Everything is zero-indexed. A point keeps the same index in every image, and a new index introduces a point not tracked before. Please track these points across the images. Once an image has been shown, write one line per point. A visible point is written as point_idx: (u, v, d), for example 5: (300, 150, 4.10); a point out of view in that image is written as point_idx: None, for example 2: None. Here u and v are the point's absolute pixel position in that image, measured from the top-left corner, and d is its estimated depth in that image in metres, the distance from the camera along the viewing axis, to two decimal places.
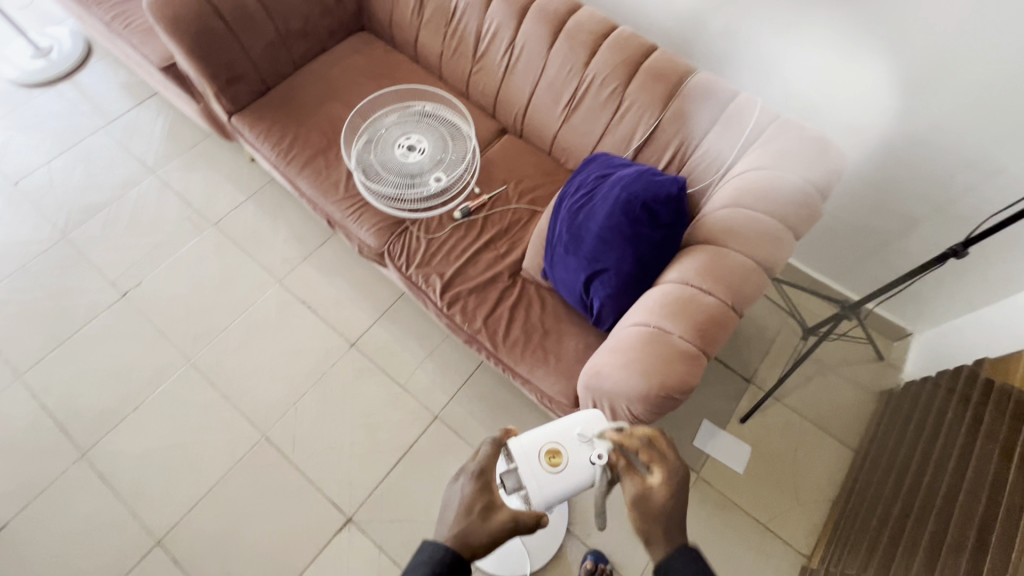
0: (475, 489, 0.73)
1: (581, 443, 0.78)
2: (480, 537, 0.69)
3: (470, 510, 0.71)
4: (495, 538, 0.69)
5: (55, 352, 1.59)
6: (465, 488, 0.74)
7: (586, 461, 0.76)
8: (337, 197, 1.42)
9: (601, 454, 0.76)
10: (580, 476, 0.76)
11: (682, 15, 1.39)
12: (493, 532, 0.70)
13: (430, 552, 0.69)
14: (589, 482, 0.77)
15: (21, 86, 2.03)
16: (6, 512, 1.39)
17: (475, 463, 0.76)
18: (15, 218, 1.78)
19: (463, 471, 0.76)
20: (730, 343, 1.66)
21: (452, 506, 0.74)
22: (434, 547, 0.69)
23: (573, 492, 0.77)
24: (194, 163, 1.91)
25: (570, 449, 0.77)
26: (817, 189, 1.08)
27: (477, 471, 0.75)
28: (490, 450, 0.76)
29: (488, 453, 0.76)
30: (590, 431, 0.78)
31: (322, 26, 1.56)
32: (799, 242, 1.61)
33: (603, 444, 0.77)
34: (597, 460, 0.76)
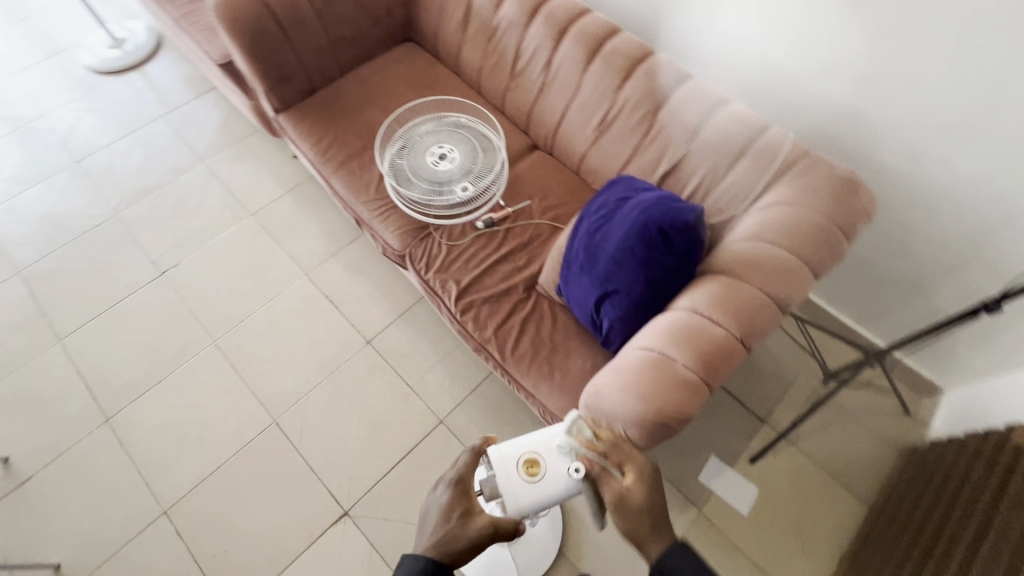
0: (454, 497, 0.78)
1: (559, 455, 0.82)
2: (460, 542, 0.73)
3: (448, 518, 0.76)
4: (476, 543, 0.74)
5: (94, 320, 1.69)
6: (443, 498, 0.78)
7: (563, 472, 0.81)
8: (367, 198, 1.48)
9: (576, 466, 0.80)
10: (556, 487, 0.81)
11: (721, 45, 1.39)
12: (473, 538, 0.74)
13: (412, 565, 0.72)
14: (567, 492, 0.82)
15: (95, 73, 2.19)
16: (31, 465, 1.47)
17: (453, 472, 0.80)
18: (75, 192, 1.91)
19: (443, 480, 0.81)
20: (747, 379, 1.62)
21: (431, 515, 0.78)
22: (416, 559, 0.72)
23: (550, 500, 0.82)
24: (241, 155, 2.01)
25: (548, 459, 0.82)
26: (841, 230, 1.07)
27: (455, 480, 0.79)
28: (468, 459, 0.81)
29: (467, 462, 0.81)
30: (568, 442, 0.82)
31: (370, 36, 1.64)
32: (826, 282, 1.57)
33: (579, 459, 0.81)
34: (573, 472, 0.80)
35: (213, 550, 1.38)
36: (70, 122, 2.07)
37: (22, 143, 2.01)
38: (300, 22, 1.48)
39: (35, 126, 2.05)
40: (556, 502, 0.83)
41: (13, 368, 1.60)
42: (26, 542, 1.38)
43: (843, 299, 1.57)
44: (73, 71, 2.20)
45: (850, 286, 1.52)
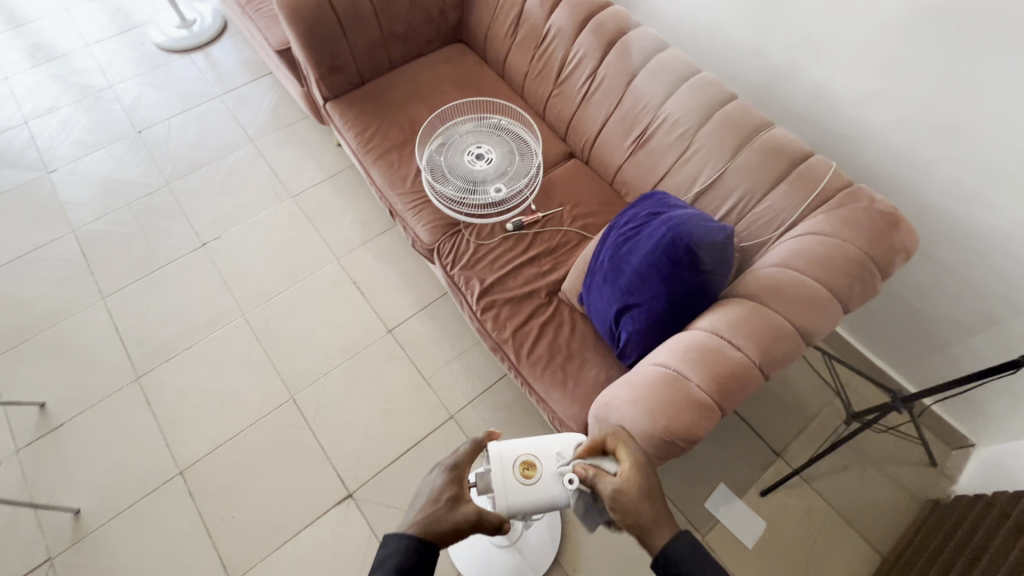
0: (447, 481, 0.78)
1: (556, 463, 0.83)
2: (446, 525, 0.73)
3: (437, 500, 0.76)
4: (460, 528, 0.73)
5: (136, 282, 1.77)
6: (435, 482, 0.79)
7: (557, 480, 0.81)
8: (402, 190, 1.51)
9: (573, 479, 0.77)
10: (548, 494, 0.81)
11: (771, 70, 1.38)
12: (458, 523, 0.73)
13: (397, 545, 0.69)
14: (557, 501, 0.82)
15: (163, 50, 2.31)
16: (64, 413, 1.55)
17: (450, 458, 0.81)
18: (132, 161, 2.02)
19: (439, 465, 0.82)
20: (766, 410, 1.58)
21: (421, 496, 0.78)
22: (399, 538, 0.69)
23: (540, 507, 0.82)
24: (289, 139, 2.09)
25: (544, 465, 0.83)
26: (877, 266, 1.04)
27: (451, 466, 0.80)
28: (468, 448, 0.82)
29: (465, 453, 0.82)
30: (567, 452, 0.83)
31: (422, 33, 1.68)
32: (858, 320, 1.52)
33: (575, 471, 0.79)
34: (569, 484, 0.77)
35: (221, 514, 1.43)
36: (135, 95, 2.19)
37: (90, 110, 2.14)
38: (357, 15, 1.53)
39: (103, 95, 2.18)
40: (546, 510, 0.83)
41: (58, 320, 1.70)
42: (52, 484, 1.46)
43: (873, 338, 1.52)
44: (143, 47, 2.32)
45: (883, 325, 1.47)
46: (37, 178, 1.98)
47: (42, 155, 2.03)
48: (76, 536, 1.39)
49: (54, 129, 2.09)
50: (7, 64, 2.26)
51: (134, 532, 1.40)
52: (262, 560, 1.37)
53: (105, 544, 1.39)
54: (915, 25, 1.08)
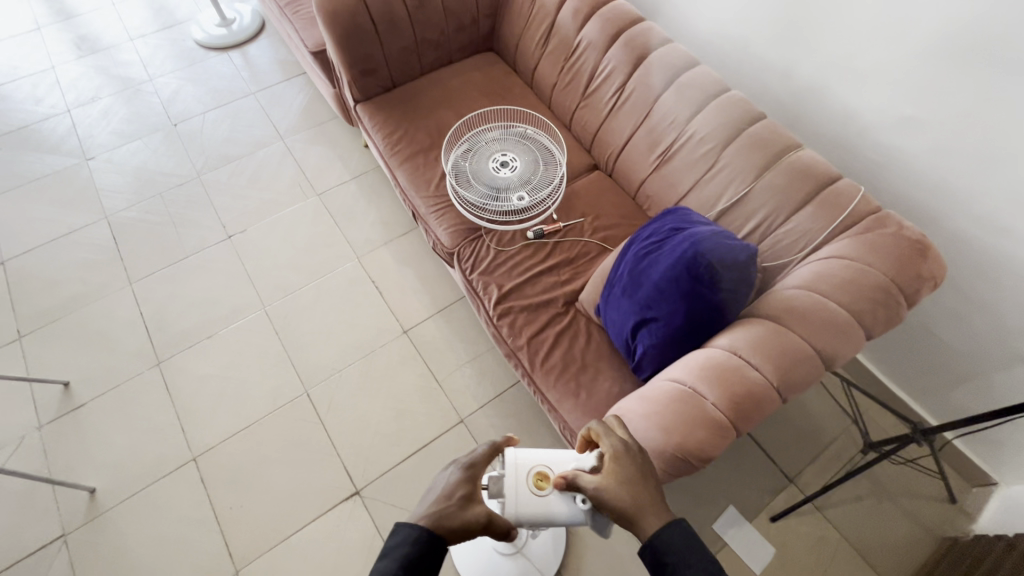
0: (461, 479, 0.79)
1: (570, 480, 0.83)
2: (456, 522, 0.74)
3: (450, 496, 0.77)
4: (468, 528, 0.74)
5: (162, 270, 1.82)
6: (450, 478, 0.79)
7: (569, 498, 0.81)
8: (426, 194, 1.53)
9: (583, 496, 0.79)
10: (557, 509, 0.81)
11: (802, 91, 1.37)
12: (468, 522, 0.74)
13: (407, 534, 0.70)
14: (567, 518, 0.81)
15: (202, 47, 2.38)
16: (86, 393, 1.60)
17: (467, 457, 0.82)
18: (166, 152, 2.08)
19: (454, 462, 0.82)
20: (779, 433, 1.55)
21: (435, 490, 0.79)
22: (411, 527, 0.70)
23: (548, 520, 0.82)
24: (317, 138, 2.13)
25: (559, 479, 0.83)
26: (902, 293, 1.02)
27: (467, 465, 0.81)
28: (486, 451, 0.82)
29: (482, 454, 0.82)
30: None
31: (454, 41, 1.71)
32: (880, 348, 1.49)
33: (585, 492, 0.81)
34: (581, 503, 0.79)
35: (231, 503, 1.45)
36: (173, 88, 2.26)
37: (130, 101, 2.21)
38: (392, 21, 1.56)
39: (143, 88, 2.25)
40: (553, 525, 0.83)
41: (86, 302, 1.75)
42: (71, 462, 1.49)
43: (894, 366, 1.49)
44: (184, 43, 2.40)
45: (905, 354, 1.44)
46: (75, 164, 2.05)
47: (82, 143, 2.10)
48: (90, 515, 1.42)
49: (95, 118, 2.16)
50: (55, 55, 2.35)
51: (146, 515, 1.43)
52: (268, 551, 1.39)
53: (117, 524, 1.41)
54: (952, 52, 1.07)
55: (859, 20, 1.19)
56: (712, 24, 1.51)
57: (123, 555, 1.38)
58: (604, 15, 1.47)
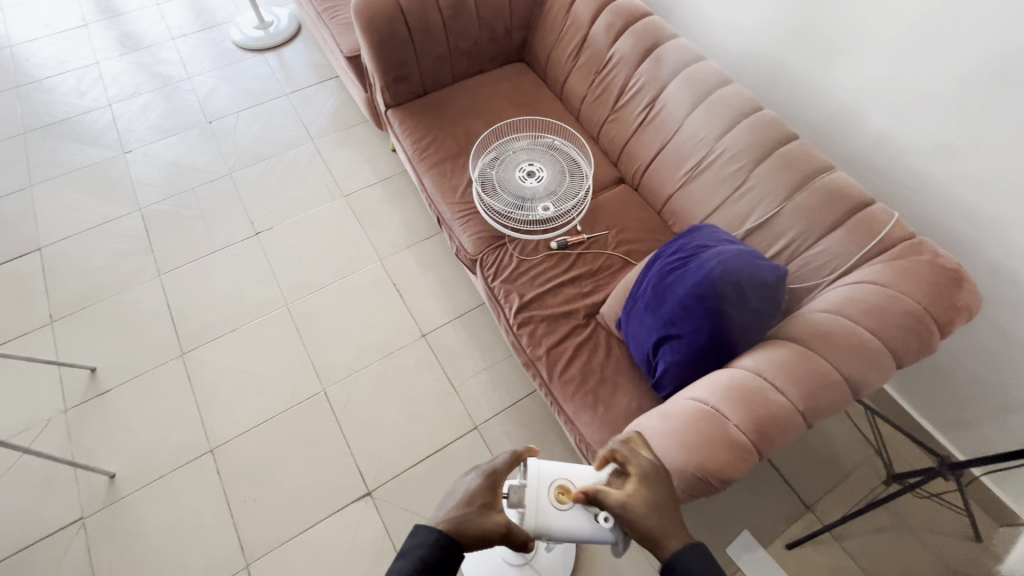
0: (482, 485, 0.79)
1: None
2: (475, 529, 0.74)
3: (470, 502, 0.77)
4: (487, 537, 0.74)
5: (191, 263, 1.86)
6: (471, 483, 0.80)
7: (590, 514, 0.80)
8: (452, 200, 1.55)
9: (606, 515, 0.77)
10: (577, 523, 0.80)
11: (836, 112, 1.35)
12: (487, 530, 0.74)
13: (425, 536, 0.71)
14: (587, 535, 0.81)
15: (240, 48, 2.45)
16: (112, 380, 1.63)
17: (488, 464, 0.82)
18: (201, 148, 2.14)
19: (476, 468, 0.83)
20: (798, 459, 1.52)
21: (455, 496, 0.79)
22: (429, 530, 0.72)
23: (569, 535, 0.81)
24: (346, 140, 2.17)
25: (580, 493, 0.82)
26: (936, 323, 1.00)
27: (488, 472, 0.81)
28: (507, 459, 0.82)
29: (503, 462, 0.82)
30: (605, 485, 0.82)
31: (486, 51, 1.73)
32: (907, 377, 1.46)
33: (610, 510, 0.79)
34: (602, 521, 0.78)
35: (245, 497, 1.46)
36: (210, 87, 2.32)
37: (168, 98, 2.28)
38: (427, 30, 1.59)
39: (181, 86, 2.32)
40: (573, 540, 0.82)
41: (116, 291, 1.80)
42: (93, 447, 1.53)
43: (920, 396, 1.46)
44: (222, 44, 2.47)
45: (934, 385, 1.40)
46: (113, 157, 2.11)
47: (120, 137, 2.17)
48: (109, 500, 1.45)
49: (134, 113, 2.23)
50: (99, 51, 2.43)
51: (162, 503, 1.45)
52: (279, 546, 1.40)
53: (134, 510, 1.44)
54: (995, 80, 1.05)
55: (899, 44, 1.18)
56: (746, 42, 1.50)
57: (138, 541, 1.40)
58: (638, 31, 1.48)
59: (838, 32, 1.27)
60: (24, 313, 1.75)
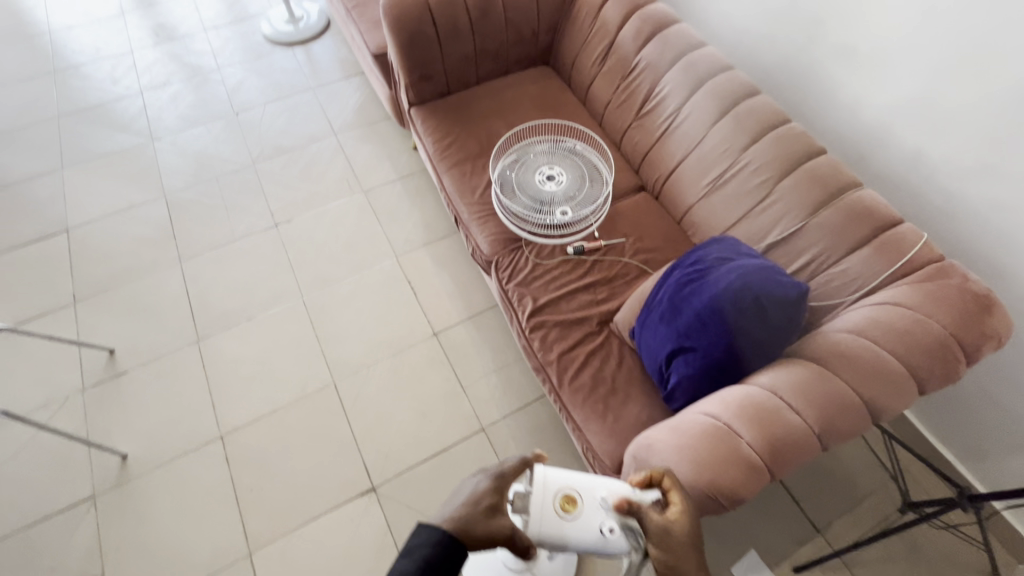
0: (489, 487, 0.79)
1: (598, 507, 0.82)
2: (481, 531, 0.73)
3: (476, 504, 0.77)
4: (492, 539, 0.74)
5: (211, 251, 1.89)
6: (478, 485, 0.79)
7: (596, 525, 0.81)
8: (470, 201, 1.54)
9: (611, 526, 0.80)
10: (581, 531, 0.80)
11: (867, 128, 1.32)
12: (493, 533, 0.74)
13: (428, 536, 0.70)
14: (592, 545, 0.81)
15: (270, 42, 2.49)
16: (129, 362, 1.66)
17: (496, 468, 0.82)
18: (227, 138, 2.17)
19: (484, 470, 0.83)
20: (811, 480, 1.48)
21: (462, 495, 0.80)
22: (432, 530, 0.71)
23: (571, 543, 0.82)
24: (369, 137, 2.18)
25: (586, 505, 0.82)
26: (962, 349, 0.97)
27: (495, 475, 0.81)
28: (516, 463, 0.82)
29: (512, 466, 0.82)
30: (612, 499, 0.81)
31: (512, 53, 1.72)
32: (929, 402, 1.42)
33: (618, 520, 0.80)
34: (608, 533, 0.80)
35: (251, 485, 1.48)
36: (239, 79, 2.36)
37: (197, 88, 2.32)
38: (454, 29, 1.59)
39: (210, 76, 2.36)
40: (578, 549, 0.83)
41: (138, 275, 1.83)
42: (107, 427, 1.55)
43: (941, 423, 1.42)
44: (253, 36, 2.51)
45: (956, 413, 1.36)
46: (142, 144, 2.15)
47: (150, 124, 2.21)
48: (120, 480, 1.48)
49: (164, 102, 2.28)
50: (134, 40, 2.49)
51: (171, 487, 1.47)
52: (282, 537, 1.41)
53: (144, 492, 1.46)
54: None
55: (936, 61, 1.15)
56: (776, 53, 1.48)
57: (146, 522, 1.42)
58: (666, 38, 1.47)
59: (874, 46, 1.24)
60: (48, 292, 1.79)
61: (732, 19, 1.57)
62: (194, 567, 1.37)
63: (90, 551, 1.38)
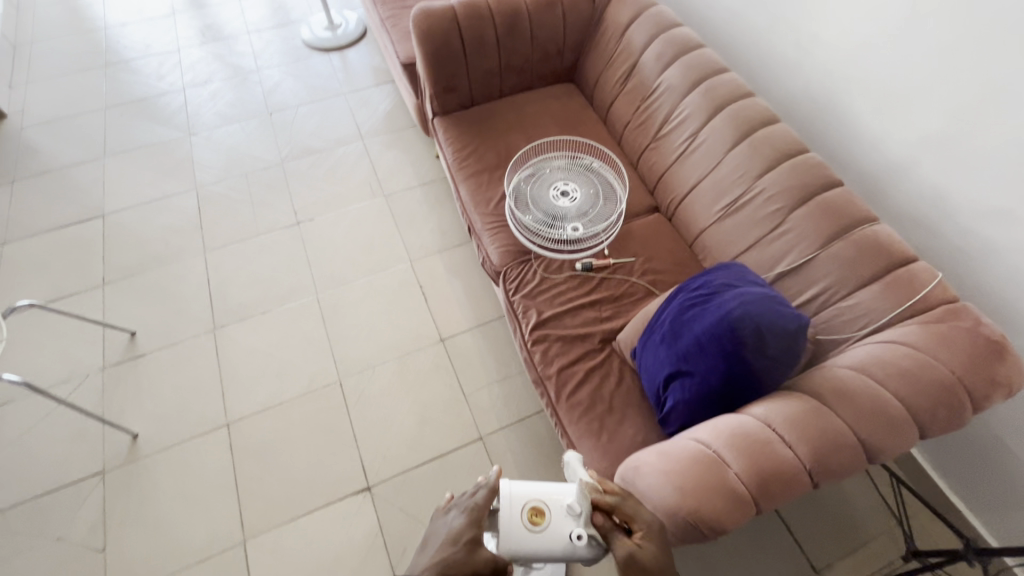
0: (466, 522, 0.80)
1: (565, 515, 0.83)
2: (466, 567, 0.74)
3: (456, 541, 0.77)
4: (477, 571, 0.75)
5: (234, 245, 1.96)
6: (455, 522, 0.80)
7: (565, 533, 0.82)
8: (484, 211, 1.56)
9: (579, 533, 0.80)
10: (555, 543, 0.82)
11: (887, 163, 1.30)
12: (477, 565, 0.75)
13: None
14: (563, 554, 0.82)
15: (308, 47, 2.58)
16: (149, 346, 1.73)
17: (469, 501, 0.84)
18: (259, 136, 2.26)
19: (458, 506, 0.84)
20: (813, 518, 1.43)
21: (438, 538, 0.79)
22: None
23: (544, 554, 0.83)
24: (395, 143, 2.24)
25: (553, 514, 0.83)
26: (969, 395, 0.94)
27: (471, 508, 0.82)
28: (485, 492, 0.83)
29: (483, 496, 0.83)
30: (578, 507, 0.83)
31: (537, 69, 1.75)
32: (940, 447, 1.37)
33: (585, 527, 0.81)
34: (576, 539, 0.80)
35: (251, 474, 1.51)
36: (275, 80, 2.45)
37: (236, 87, 2.42)
38: (480, 43, 1.63)
39: (250, 77, 2.46)
40: (552, 560, 0.84)
41: (164, 263, 1.91)
42: (121, 406, 1.62)
43: (952, 470, 1.37)
44: (293, 41, 2.61)
45: (967, 460, 1.32)
46: (180, 138, 2.25)
47: (188, 120, 2.31)
48: (129, 458, 1.53)
49: (204, 99, 2.38)
50: (181, 39, 2.61)
51: (176, 469, 1.52)
52: (276, 527, 1.44)
53: (150, 473, 1.51)
54: None
55: (960, 100, 1.13)
56: (800, 83, 1.47)
57: (149, 502, 1.47)
58: (689, 62, 1.47)
59: (899, 81, 1.23)
60: (80, 273, 1.88)
61: (756, 46, 1.57)
62: (191, 550, 1.41)
63: (94, 525, 1.43)
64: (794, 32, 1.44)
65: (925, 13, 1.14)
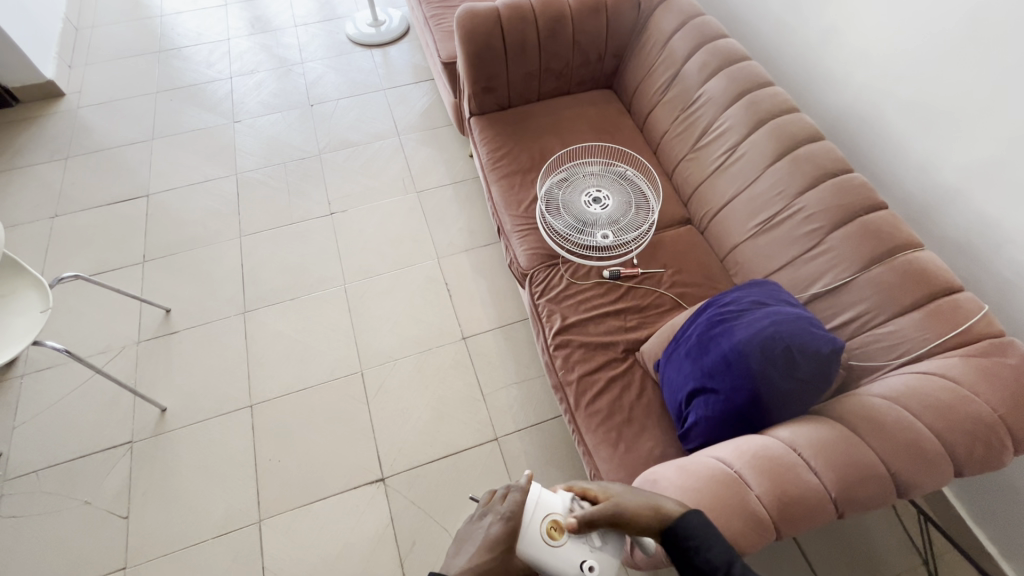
0: None
1: (581, 544, 0.81)
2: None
3: (493, 549, 0.82)
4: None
5: (269, 231, 2.00)
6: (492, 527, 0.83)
7: (575, 562, 0.80)
8: (515, 213, 1.56)
9: (590, 564, 0.80)
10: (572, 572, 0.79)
11: (934, 188, 1.26)
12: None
13: None
14: None
15: (351, 42, 2.63)
16: (182, 323, 1.79)
17: (501, 507, 0.86)
18: (299, 127, 2.31)
19: (492, 512, 0.86)
20: (832, 549, 1.39)
21: (473, 540, 0.84)
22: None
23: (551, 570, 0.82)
24: (430, 140, 2.26)
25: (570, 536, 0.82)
26: (1010, 436, 0.90)
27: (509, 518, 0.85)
28: (518, 496, 0.86)
29: (515, 499, 0.86)
30: (598, 539, 0.82)
31: (576, 74, 1.75)
32: (973, 487, 1.32)
33: (598, 557, 0.81)
34: (587, 571, 0.79)
35: (270, 457, 1.54)
36: (318, 73, 2.50)
37: (280, 78, 2.48)
38: (522, 47, 1.62)
39: (294, 68, 2.52)
40: None
41: (200, 245, 1.97)
42: (153, 380, 1.67)
43: (983, 510, 1.32)
44: (337, 35, 2.66)
45: (1002, 503, 1.26)
46: (224, 124, 2.32)
47: (233, 108, 2.38)
48: (156, 431, 1.58)
49: (249, 88, 2.45)
50: (232, 29, 2.69)
51: (198, 445, 1.56)
52: (292, 509, 1.47)
53: (175, 447, 1.56)
54: None
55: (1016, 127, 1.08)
56: (847, 100, 1.43)
57: (174, 474, 1.52)
58: (732, 74, 1.45)
59: (953, 105, 1.19)
60: (123, 249, 1.95)
61: (803, 61, 1.53)
62: (207, 525, 1.44)
63: (119, 493, 1.48)
64: (843, 49, 1.40)
65: (985, 35, 1.10)
